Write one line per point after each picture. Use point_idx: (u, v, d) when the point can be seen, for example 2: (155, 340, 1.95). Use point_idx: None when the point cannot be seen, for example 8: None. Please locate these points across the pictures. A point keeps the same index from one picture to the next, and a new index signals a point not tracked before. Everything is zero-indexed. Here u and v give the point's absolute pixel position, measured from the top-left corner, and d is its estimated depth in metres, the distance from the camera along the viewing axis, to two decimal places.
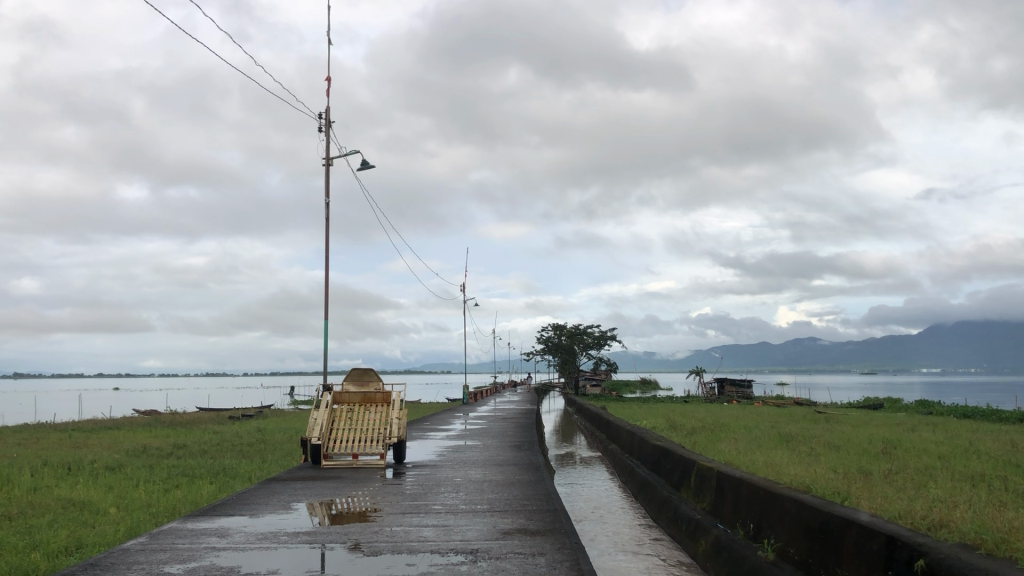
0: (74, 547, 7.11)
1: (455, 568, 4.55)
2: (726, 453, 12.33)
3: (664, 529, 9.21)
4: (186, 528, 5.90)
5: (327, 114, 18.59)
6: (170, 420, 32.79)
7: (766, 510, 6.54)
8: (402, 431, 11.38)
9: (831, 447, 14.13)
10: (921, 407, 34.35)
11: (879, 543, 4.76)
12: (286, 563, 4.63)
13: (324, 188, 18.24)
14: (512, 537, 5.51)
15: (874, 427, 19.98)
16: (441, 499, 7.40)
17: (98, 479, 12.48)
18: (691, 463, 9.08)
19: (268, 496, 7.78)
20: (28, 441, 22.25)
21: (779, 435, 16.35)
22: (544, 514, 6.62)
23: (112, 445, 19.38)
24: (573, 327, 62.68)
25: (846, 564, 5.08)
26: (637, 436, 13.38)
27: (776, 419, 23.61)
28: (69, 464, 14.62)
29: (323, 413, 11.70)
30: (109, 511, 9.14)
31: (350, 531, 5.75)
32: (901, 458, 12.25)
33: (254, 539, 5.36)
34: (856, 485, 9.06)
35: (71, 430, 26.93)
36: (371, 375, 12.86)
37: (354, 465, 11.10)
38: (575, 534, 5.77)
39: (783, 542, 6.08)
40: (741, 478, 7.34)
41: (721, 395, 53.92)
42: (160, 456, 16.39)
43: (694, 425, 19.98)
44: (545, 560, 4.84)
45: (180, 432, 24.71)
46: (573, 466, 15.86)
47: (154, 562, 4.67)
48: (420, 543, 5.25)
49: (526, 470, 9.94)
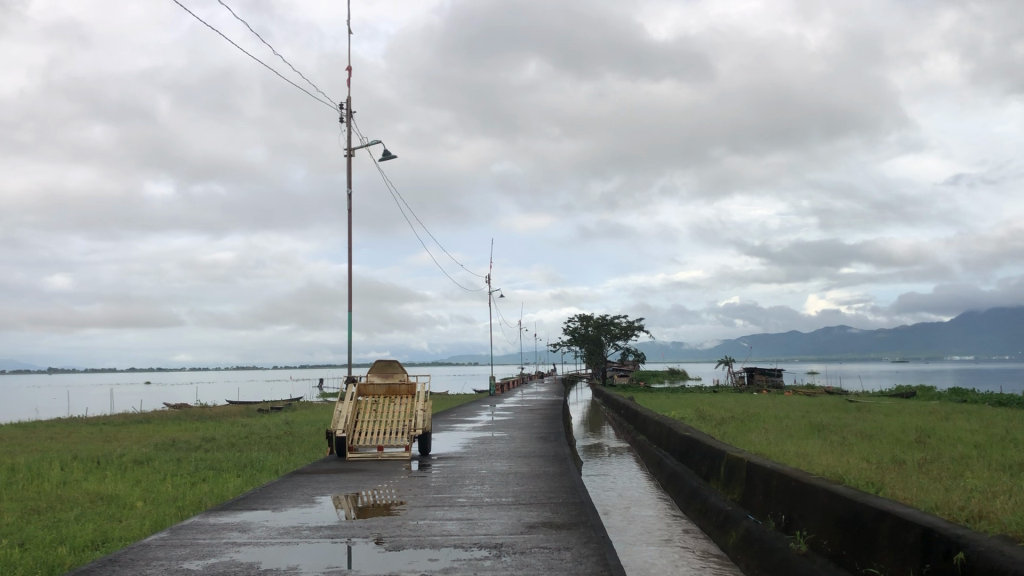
0: (100, 541, 7.09)
1: (478, 563, 4.44)
2: (756, 444, 12.15)
3: (693, 521, 9.07)
4: (207, 523, 5.84)
5: (349, 102, 18.47)
6: (200, 414, 33.01)
7: (798, 501, 6.38)
8: (427, 423, 11.32)
9: (863, 436, 13.92)
10: (956, 395, 33.78)
11: (915, 535, 4.60)
12: (308, 559, 4.54)
13: (346, 178, 18.16)
14: (538, 531, 5.40)
15: (907, 415, 19.67)
16: (467, 491, 7.34)
17: (126, 473, 12.54)
18: (720, 454, 8.92)
19: (291, 489, 7.71)
20: (60, 434, 22.46)
21: (810, 424, 16.15)
22: (570, 507, 6.52)
23: (141, 439, 19.53)
24: (600, 317, 62.36)
25: (881, 557, 4.92)
26: (666, 426, 13.21)
27: (806, 408, 23.29)
28: (98, 458, 14.75)
29: (348, 406, 11.64)
30: (136, 505, 9.15)
31: (374, 525, 5.66)
32: (936, 447, 12.00)
33: (275, 534, 5.28)
34: (889, 475, 8.86)
35: (103, 424, 27.19)
36: (396, 367, 12.81)
37: (380, 457, 11.05)
38: (601, 528, 5.66)
39: (815, 533, 5.93)
40: (772, 467, 7.19)
41: (751, 384, 53.30)
42: (189, 449, 16.45)
43: (723, 414, 19.76)
44: (571, 555, 4.73)
45: (209, 426, 24.90)
46: (599, 457, 15.73)
47: (173, 558, 4.60)
48: (444, 537, 5.16)
49: (552, 462, 9.80)
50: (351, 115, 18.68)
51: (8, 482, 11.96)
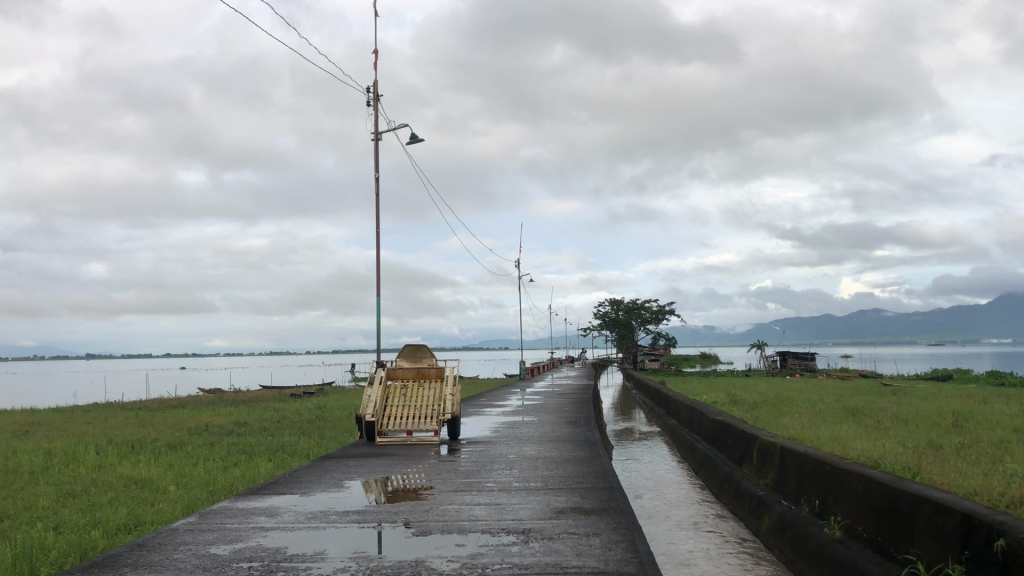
0: (133, 525, 7.13)
1: (506, 549, 4.39)
2: (790, 428, 12.00)
3: (725, 506, 8.98)
4: (237, 507, 5.86)
5: (376, 86, 18.46)
6: (233, 399, 33.48)
7: (832, 487, 6.26)
8: (456, 407, 11.29)
9: (899, 420, 13.72)
10: (995, 378, 33.29)
11: (955, 521, 4.47)
12: (336, 544, 4.51)
13: (374, 163, 18.16)
14: (566, 517, 5.34)
15: (944, 398, 19.39)
16: (496, 476, 7.30)
17: (160, 457, 12.68)
18: (753, 438, 8.79)
19: (321, 473, 7.70)
20: (97, 419, 22.79)
21: (844, 408, 15.95)
22: (599, 491, 6.45)
23: (176, 424, 19.78)
24: (630, 302, 62.08)
25: (918, 544, 4.80)
26: (698, 410, 13.09)
27: (841, 392, 23.03)
28: (133, 442, 14.92)
29: (377, 390, 11.64)
30: (169, 489, 9.23)
31: (402, 509, 5.64)
32: (973, 431, 11.78)
33: (303, 519, 5.27)
34: (927, 459, 8.68)
35: (139, 410, 27.60)
36: (425, 351, 12.84)
37: (409, 441, 11.06)
38: (632, 513, 5.59)
39: (851, 519, 5.81)
40: (806, 452, 7.06)
41: (784, 368, 52.90)
42: (222, 434, 16.60)
43: (756, 398, 19.61)
44: (600, 541, 4.66)
45: (242, 410, 25.17)
46: (630, 441, 15.65)
47: (201, 543, 4.60)
48: (472, 522, 5.10)
49: (583, 447, 9.71)
50: (379, 100, 18.68)
51: (45, 465, 12.15)
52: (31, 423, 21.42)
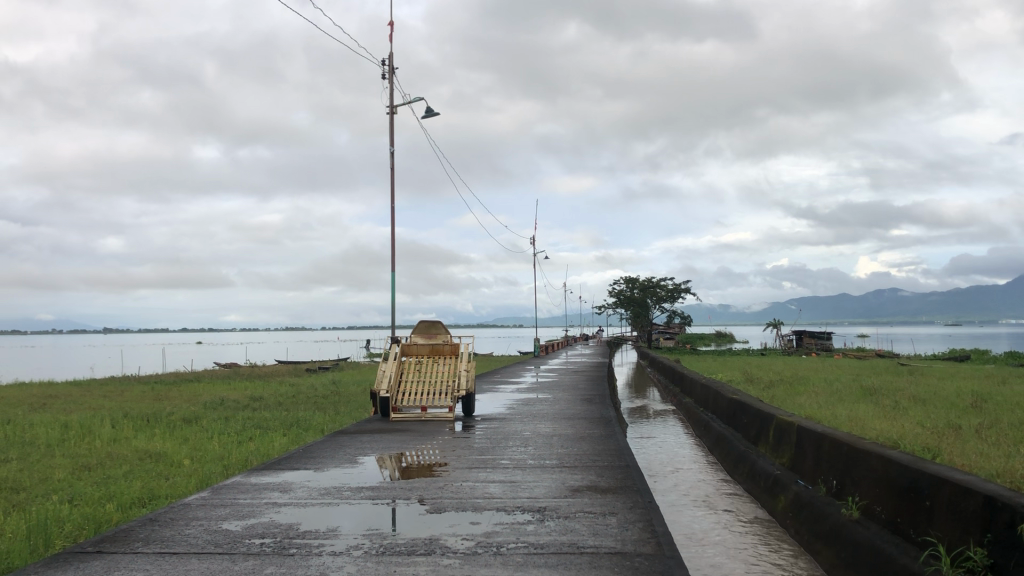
0: (146, 498, 7.11)
1: (521, 527, 4.33)
2: (806, 407, 11.92)
3: (740, 485, 8.90)
4: (248, 483, 5.83)
5: (391, 60, 18.30)
6: (250, 373, 33.68)
7: (850, 467, 6.16)
8: (471, 383, 11.24)
9: (917, 401, 13.59)
10: (1013, 358, 33.01)
11: (977, 503, 4.38)
12: (350, 521, 4.47)
13: (388, 138, 18.04)
14: (582, 495, 5.28)
15: (962, 380, 19.23)
16: (510, 453, 7.24)
17: (175, 431, 12.70)
18: (769, 417, 8.70)
19: (335, 449, 7.66)
20: (113, 393, 22.90)
21: (861, 388, 15.80)
22: (615, 470, 6.39)
23: (191, 398, 19.83)
24: (645, 280, 61.72)
25: (938, 526, 4.72)
26: (712, 389, 13.02)
27: (857, 372, 22.84)
28: (148, 416, 14.99)
29: (392, 366, 11.59)
30: (182, 463, 9.21)
31: (415, 486, 5.59)
32: (992, 413, 11.66)
33: (316, 495, 5.23)
34: (947, 440, 8.59)
35: (155, 384, 27.69)
36: (439, 328, 12.79)
37: (424, 417, 11.01)
38: (648, 493, 5.53)
39: (868, 499, 5.73)
40: (823, 432, 6.97)
41: (799, 348, 52.58)
42: (236, 408, 16.68)
43: (772, 378, 19.50)
44: (617, 520, 4.60)
45: (258, 385, 25.21)
46: (645, 419, 15.59)
47: (213, 518, 4.56)
48: (486, 500, 5.05)
49: (598, 425, 9.65)
50: (393, 74, 18.53)
51: (61, 437, 12.21)
52: (49, 396, 21.56)
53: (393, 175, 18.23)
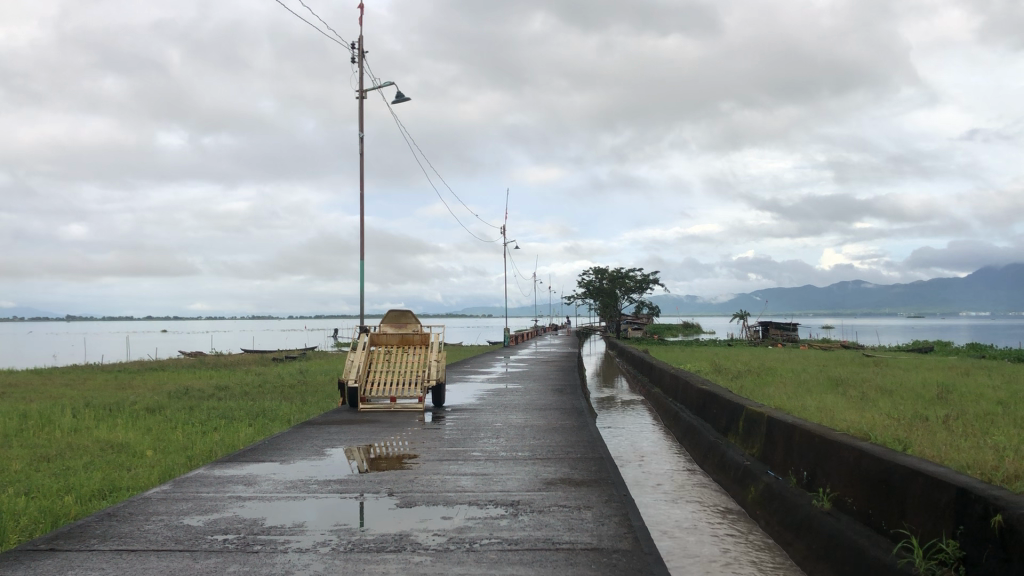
0: (108, 490, 6.92)
1: (495, 522, 4.22)
2: (776, 398, 11.94)
3: (709, 476, 8.89)
4: (213, 475, 5.67)
5: (361, 43, 18.03)
6: (214, 362, 33.27)
7: (822, 458, 6.12)
8: (441, 373, 11.10)
9: (884, 391, 13.69)
10: (972, 350, 33.61)
11: (949, 496, 4.32)
12: (316, 516, 4.32)
13: (358, 122, 17.80)
14: (555, 488, 5.18)
15: (926, 370, 19.52)
16: (481, 444, 7.14)
17: (137, 420, 12.49)
18: (739, 408, 8.67)
19: (303, 440, 7.51)
20: (75, 381, 22.48)
21: (829, 379, 15.94)
22: (589, 462, 6.32)
23: (155, 387, 19.49)
24: (615, 271, 61.67)
25: (910, 518, 4.67)
26: (682, 379, 13.02)
27: (824, 362, 23.04)
28: (111, 406, 14.74)
29: (361, 355, 11.40)
30: (146, 454, 9.02)
31: (384, 479, 5.46)
32: (958, 404, 11.75)
33: (281, 488, 5.08)
34: (916, 431, 8.62)
35: (116, 371, 27.25)
36: (409, 317, 12.64)
37: (392, 409, 10.85)
38: (623, 485, 5.45)
39: (840, 491, 5.69)
40: (794, 423, 6.92)
41: (766, 339, 52.98)
42: (202, 397, 16.43)
43: (740, 368, 19.61)
44: (592, 515, 4.50)
45: (222, 373, 24.87)
46: (615, 409, 15.55)
47: (174, 513, 4.40)
48: (458, 494, 4.94)
49: (569, 416, 9.58)
50: (364, 58, 18.26)
51: (20, 427, 11.96)
52: (9, 385, 21.14)
53: (361, 162, 17.94)
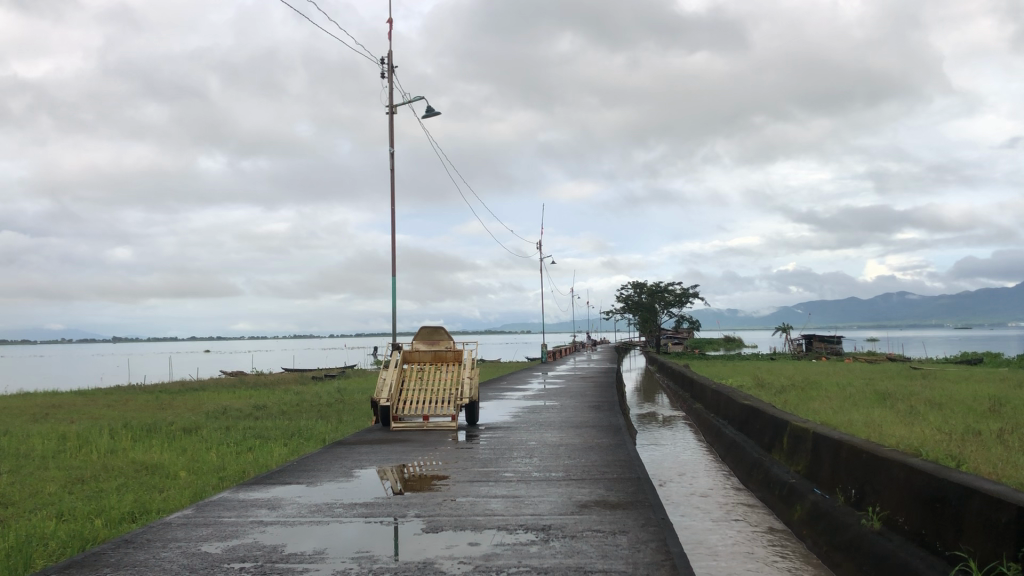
0: (138, 513, 6.81)
1: (524, 549, 4.02)
2: (820, 413, 11.57)
3: (754, 493, 8.60)
4: (237, 499, 5.53)
5: (390, 58, 18.00)
6: (255, 381, 33.41)
7: (871, 475, 5.82)
8: (474, 391, 10.94)
9: (933, 404, 13.27)
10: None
11: (1010, 515, 4.02)
12: (341, 542, 4.15)
13: (389, 138, 17.77)
14: (589, 512, 4.96)
15: (978, 382, 18.95)
16: (514, 464, 6.93)
17: (174, 441, 12.46)
18: (783, 423, 8.38)
19: (333, 460, 7.36)
20: (117, 402, 22.68)
21: (876, 392, 15.49)
22: (625, 483, 6.08)
23: (194, 407, 19.56)
24: (654, 284, 61.01)
25: (966, 539, 4.38)
26: (723, 394, 12.70)
27: (872, 376, 22.48)
28: (149, 426, 14.77)
29: (393, 372, 11.29)
30: (179, 475, 8.95)
31: (413, 502, 5.29)
32: (1012, 417, 11.24)
33: (306, 512, 4.93)
34: (969, 446, 8.27)
35: (159, 392, 27.41)
36: (443, 334, 12.51)
37: (425, 427, 10.69)
38: (660, 508, 5.22)
39: (890, 509, 5.39)
40: (841, 439, 6.63)
41: (811, 352, 52.12)
42: (240, 417, 16.41)
43: (781, 382, 19.21)
44: (627, 541, 4.28)
45: (261, 393, 24.89)
46: (653, 426, 15.24)
47: (193, 539, 4.26)
48: (487, 518, 4.74)
49: (606, 434, 9.36)
50: (392, 73, 18.24)
51: (58, 449, 11.98)
52: (52, 406, 21.31)
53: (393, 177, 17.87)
